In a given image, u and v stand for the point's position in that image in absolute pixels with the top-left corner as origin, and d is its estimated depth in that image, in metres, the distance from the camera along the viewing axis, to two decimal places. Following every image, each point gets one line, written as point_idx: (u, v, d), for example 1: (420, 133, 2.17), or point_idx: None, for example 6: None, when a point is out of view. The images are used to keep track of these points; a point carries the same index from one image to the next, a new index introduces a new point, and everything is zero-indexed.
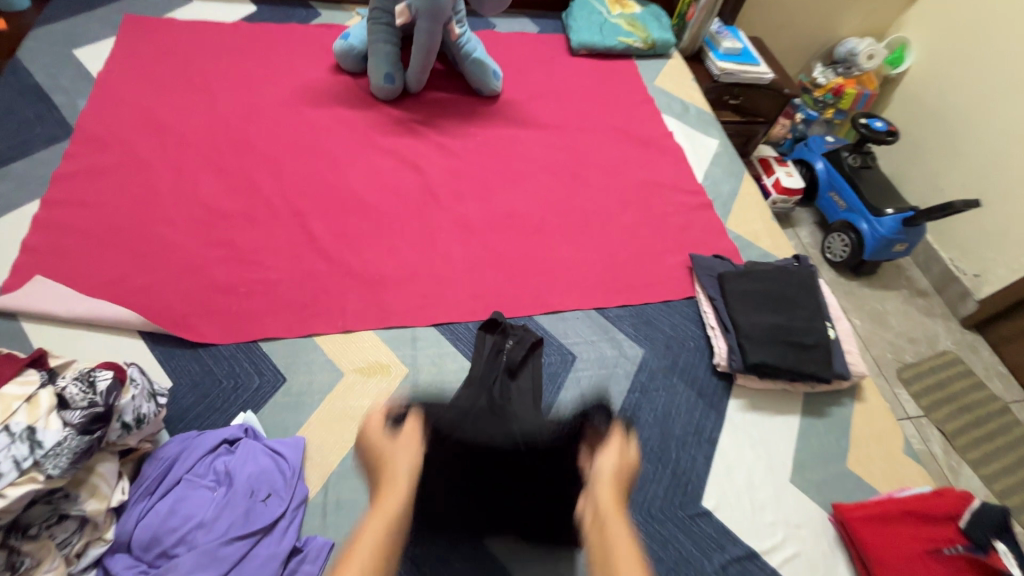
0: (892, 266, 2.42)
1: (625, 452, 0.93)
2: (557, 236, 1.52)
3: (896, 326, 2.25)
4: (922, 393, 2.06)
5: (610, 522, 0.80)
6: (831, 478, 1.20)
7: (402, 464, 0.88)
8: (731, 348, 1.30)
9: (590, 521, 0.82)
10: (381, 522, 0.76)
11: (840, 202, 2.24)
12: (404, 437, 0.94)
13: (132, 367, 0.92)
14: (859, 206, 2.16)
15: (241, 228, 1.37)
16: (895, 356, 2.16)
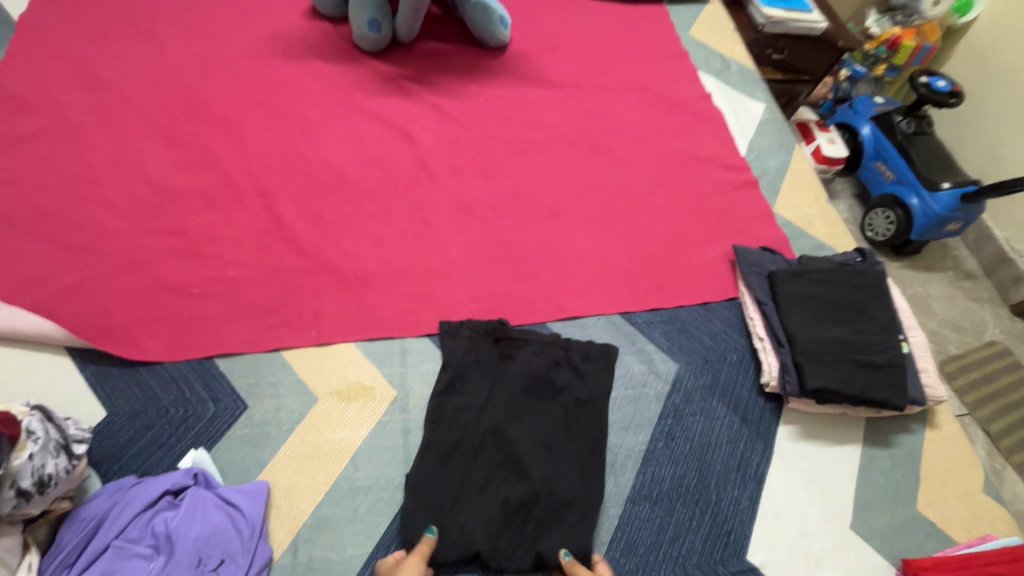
0: (942, 246, 2.16)
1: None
2: (576, 223, 1.27)
3: (941, 313, 2.02)
4: (967, 388, 1.85)
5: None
6: (898, 524, 1.02)
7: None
8: (784, 366, 1.08)
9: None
10: None
11: (887, 173, 1.95)
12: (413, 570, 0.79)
13: (32, 415, 0.71)
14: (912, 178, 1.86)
15: (194, 211, 1.12)
16: (937, 347, 1.95)
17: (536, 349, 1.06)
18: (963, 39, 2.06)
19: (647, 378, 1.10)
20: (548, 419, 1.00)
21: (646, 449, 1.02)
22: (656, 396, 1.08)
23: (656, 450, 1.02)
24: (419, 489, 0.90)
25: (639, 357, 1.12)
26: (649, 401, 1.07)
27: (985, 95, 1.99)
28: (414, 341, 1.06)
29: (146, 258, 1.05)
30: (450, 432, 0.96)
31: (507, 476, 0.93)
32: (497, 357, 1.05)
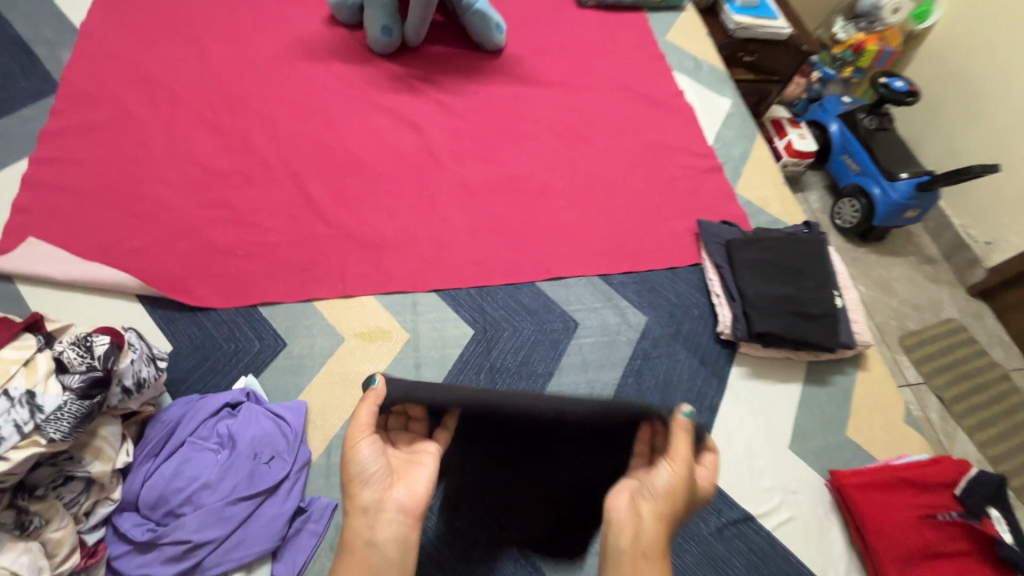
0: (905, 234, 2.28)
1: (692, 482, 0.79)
2: (561, 200, 1.47)
3: (901, 292, 2.13)
4: (924, 360, 1.96)
5: (648, 561, 0.74)
6: (829, 446, 1.21)
7: (369, 501, 0.76)
8: (736, 316, 1.28)
9: (620, 540, 0.76)
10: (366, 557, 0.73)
11: (853, 166, 2.12)
12: (358, 467, 0.77)
13: (129, 332, 0.91)
14: (872, 171, 2.04)
15: (237, 187, 1.32)
16: (897, 324, 2.04)
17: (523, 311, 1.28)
18: (923, 44, 2.25)
19: (621, 327, 1.30)
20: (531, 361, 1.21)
21: (619, 383, 1.22)
22: (628, 341, 1.28)
23: (627, 385, 1.22)
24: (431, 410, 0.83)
25: (615, 311, 1.32)
26: (622, 346, 1.27)
27: (940, 95, 2.20)
28: (423, 295, 1.26)
29: (199, 225, 1.25)
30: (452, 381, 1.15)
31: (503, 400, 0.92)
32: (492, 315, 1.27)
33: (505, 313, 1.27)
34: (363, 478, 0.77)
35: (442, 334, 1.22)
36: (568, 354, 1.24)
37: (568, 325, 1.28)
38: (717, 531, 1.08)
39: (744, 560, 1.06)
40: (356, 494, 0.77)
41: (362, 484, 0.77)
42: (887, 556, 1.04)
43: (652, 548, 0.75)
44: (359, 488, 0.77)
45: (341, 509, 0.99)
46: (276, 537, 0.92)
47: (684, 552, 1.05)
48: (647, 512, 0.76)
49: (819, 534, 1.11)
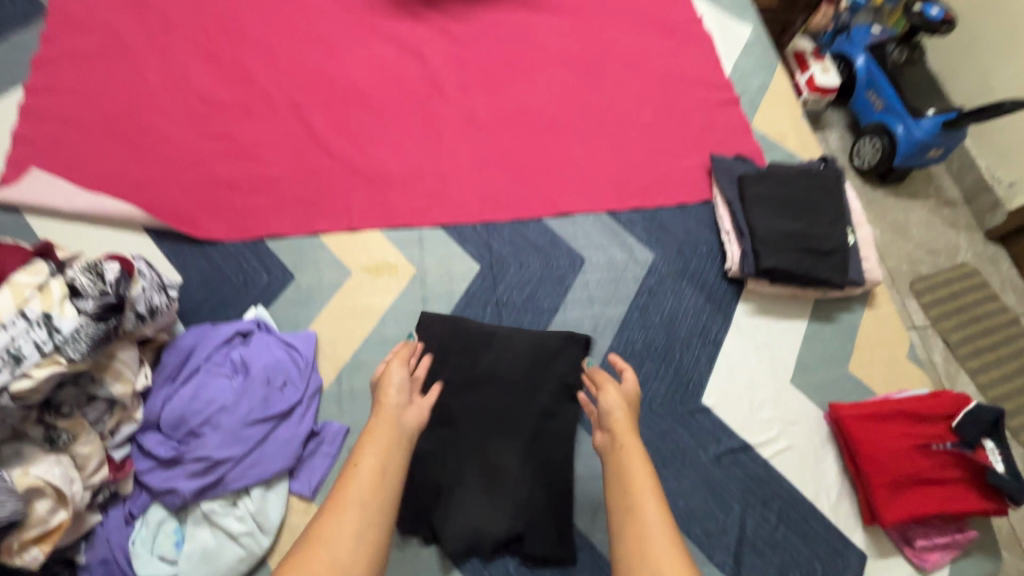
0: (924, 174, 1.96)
1: (625, 391, 0.94)
2: (570, 134, 1.42)
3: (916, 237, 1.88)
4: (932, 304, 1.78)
5: (627, 441, 0.85)
6: (831, 380, 1.23)
7: (398, 398, 0.85)
8: (745, 253, 1.26)
9: (606, 444, 0.87)
10: (385, 444, 0.77)
11: (877, 102, 1.81)
12: (395, 382, 0.87)
13: (139, 261, 0.92)
14: (897, 109, 1.74)
15: (238, 119, 1.29)
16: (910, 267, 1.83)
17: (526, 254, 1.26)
18: None
19: (627, 264, 1.29)
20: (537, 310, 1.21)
21: (624, 318, 1.23)
22: (634, 278, 1.28)
23: (632, 319, 1.23)
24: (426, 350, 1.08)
25: (622, 248, 1.31)
26: (628, 282, 1.27)
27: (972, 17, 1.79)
28: (430, 231, 1.25)
29: (201, 157, 1.23)
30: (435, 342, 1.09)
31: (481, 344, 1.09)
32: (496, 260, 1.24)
33: (511, 249, 1.26)
34: (395, 384, 0.87)
35: (448, 270, 1.22)
36: (573, 289, 1.25)
37: (575, 262, 1.27)
38: (715, 458, 1.12)
39: (740, 484, 1.10)
40: (385, 397, 0.85)
41: (393, 386, 0.86)
42: (879, 482, 1.06)
43: (627, 434, 0.86)
44: (390, 391, 0.85)
45: (352, 434, 1.03)
46: (293, 457, 0.96)
47: (682, 476, 1.10)
48: (616, 412, 0.90)
49: (815, 462, 1.14)
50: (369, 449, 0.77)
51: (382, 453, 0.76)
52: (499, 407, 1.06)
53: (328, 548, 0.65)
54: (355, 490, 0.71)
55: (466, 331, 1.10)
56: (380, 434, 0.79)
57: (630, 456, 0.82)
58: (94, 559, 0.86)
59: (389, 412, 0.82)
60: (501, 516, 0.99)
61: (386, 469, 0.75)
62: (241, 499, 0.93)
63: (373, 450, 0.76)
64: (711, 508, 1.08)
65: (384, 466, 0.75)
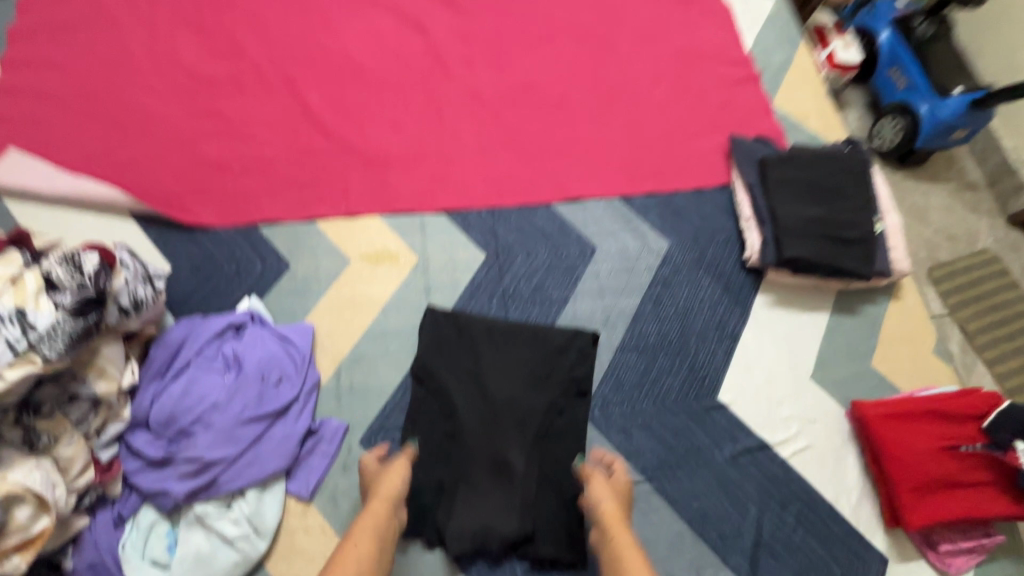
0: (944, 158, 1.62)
1: (613, 482, 0.90)
2: (581, 112, 1.34)
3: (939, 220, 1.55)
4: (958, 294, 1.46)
5: (617, 533, 0.80)
6: (852, 376, 1.17)
7: (398, 489, 0.83)
8: (766, 241, 1.19)
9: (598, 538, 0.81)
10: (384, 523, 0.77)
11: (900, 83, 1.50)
12: (398, 474, 0.85)
13: (121, 250, 0.86)
14: (923, 86, 1.44)
15: (228, 96, 1.21)
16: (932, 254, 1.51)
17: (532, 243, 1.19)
18: None
19: (641, 252, 1.22)
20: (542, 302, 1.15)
21: (636, 309, 1.17)
22: (648, 268, 1.21)
23: (645, 310, 1.17)
24: (424, 348, 1.02)
25: (635, 235, 1.24)
26: (641, 272, 1.21)
27: None
28: (432, 216, 1.19)
29: (188, 137, 1.16)
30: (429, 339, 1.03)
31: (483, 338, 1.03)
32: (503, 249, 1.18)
33: (519, 237, 1.20)
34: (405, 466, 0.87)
35: (452, 258, 1.16)
36: (584, 280, 1.18)
37: (585, 251, 1.21)
38: (731, 458, 1.07)
39: (757, 485, 1.06)
40: (382, 486, 0.83)
41: (398, 475, 0.85)
42: (905, 486, 1.02)
43: (617, 526, 0.81)
44: (390, 481, 0.83)
45: (353, 432, 0.99)
46: (289, 457, 0.92)
47: (697, 477, 1.05)
48: (604, 501, 0.85)
49: (835, 462, 1.09)
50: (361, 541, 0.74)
51: (376, 546, 0.74)
52: (506, 400, 0.99)
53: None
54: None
55: (469, 324, 1.04)
56: (374, 525, 0.76)
57: (623, 552, 0.77)
58: (82, 564, 0.82)
59: (386, 503, 0.80)
60: (509, 513, 0.93)
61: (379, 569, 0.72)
62: (236, 501, 0.89)
63: (370, 534, 0.75)
64: (727, 509, 1.03)
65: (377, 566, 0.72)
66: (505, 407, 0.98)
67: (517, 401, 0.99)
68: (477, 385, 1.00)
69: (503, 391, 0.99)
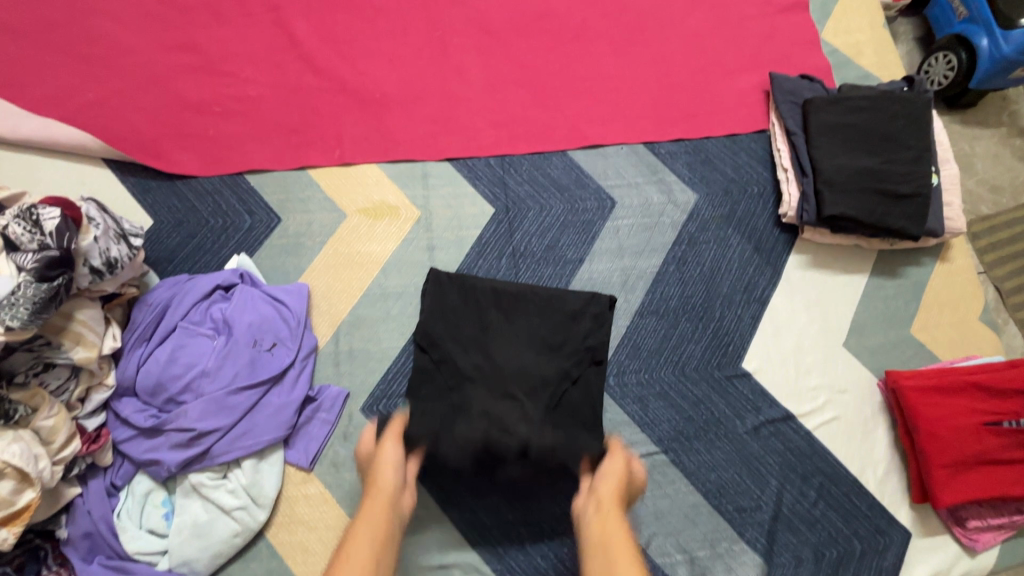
0: (998, 96, 1.31)
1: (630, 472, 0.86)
2: (603, 45, 1.18)
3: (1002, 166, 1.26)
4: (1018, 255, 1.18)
5: (607, 517, 0.76)
6: (889, 344, 1.09)
7: (394, 480, 0.80)
8: (805, 195, 1.07)
9: (587, 510, 0.80)
10: (377, 516, 0.74)
11: (959, 8, 1.22)
12: (392, 464, 0.81)
13: (89, 204, 0.77)
14: (984, 13, 1.16)
15: (204, 25, 1.07)
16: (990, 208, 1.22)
17: (543, 199, 1.08)
18: None
19: (665, 207, 1.11)
20: (555, 264, 1.06)
21: (658, 271, 1.08)
22: (672, 224, 1.11)
23: (667, 272, 1.08)
24: (429, 316, 0.94)
25: (659, 187, 1.12)
26: (665, 229, 1.10)
27: None
28: (434, 164, 1.07)
29: (163, 74, 1.04)
30: (429, 304, 0.95)
31: (493, 304, 0.95)
32: (510, 205, 1.07)
33: (531, 189, 1.09)
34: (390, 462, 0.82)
35: (458, 213, 1.06)
36: (602, 238, 1.08)
37: (603, 205, 1.10)
38: (752, 429, 1.01)
39: (779, 458, 1.00)
40: (378, 477, 0.79)
41: (390, 467, 0.81)
42: (937, 460, 0.95)
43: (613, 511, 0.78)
44: (385, 472, 0.80)
45: (354, 399, 0.93)
46: (286, 427, 0.87)
47: (716, 448, 1.00)
48: (608, 484, 0.82)
49: (863, 435, 1.03)
50: (362, 541, 0.71)
51: (377, 536, 0.71)
52: (515, 370, 0.91)
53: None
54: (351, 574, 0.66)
55: (479, 288, 0.95)
56: (377, 520, 0.74)
57: (614, 543, 0.73)
58: (77, 533, 0.79)
59: (385, 496, 0.78)
60: None
61: (381, 552, 0.71)
62: (233, 471, 0.85)
63: (367, 541, 0.71)
64: (745, 482, 0.98)
65: (379, 561, 0.69)
66: (515, 377, 0.90)
67: (527, 367, 0.92)
68: (484, 354, 0.93)
69: (513, 353, 0.93)
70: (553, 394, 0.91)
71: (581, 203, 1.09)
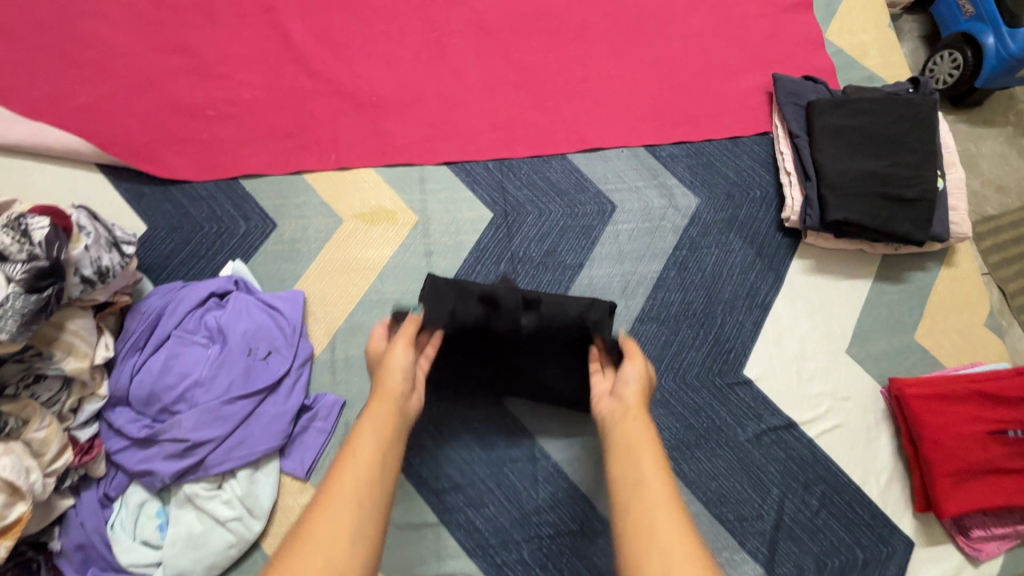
0: (1004, 98, 1.29)
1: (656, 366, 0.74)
2: (603, 45, 1.16)
3: (1008, 169, 1.24)
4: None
5: (636, 421, 0.64)
6: (892, 350, 1.07)
7: (402, 383, 0.67)
8: (808, 200, 1.06)
9: (615, 414, 0.67)
10: (383, 415, 0.62)
11: (965, 5, 1.20)
12: (400, 362, 0.68)
13: (79, 212, 0.76)
14: (991, 11, 1.14)
15: (198, 27, 1.06)
16: (996, 212, 1.20)
17: (541, 203, 1.07)
18: None
19: (666, 212, 1.10)
20: (555, 270, 1.04)
21: (658, 276, 1.06)
22: (673, 229, 1.09)
23: (668, 278, 1.06)
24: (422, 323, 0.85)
25: (660, 191, 1.11)
26: (665, 234, 1.09)
27: None
28: (432, 168, 1.06)
29: (157, 77, 1.02)
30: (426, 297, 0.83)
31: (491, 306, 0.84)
32: (509, 210, 1.06)
33: (530, 193, 1.07)
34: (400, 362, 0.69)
35: (456, 218, 1.04)
36: (601, 243, 1.07)
37: (603, 210, 1.08)
38: (754, 438, 1.00)
39: (781, 467, 0.99)
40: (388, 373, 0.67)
41: (398, 371, 0.67)
42: (941, 469, 0.94)
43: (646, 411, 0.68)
44: (393, 373, 0.67)
45: (350, 407, 0.92)
46: (282, 436, 0.86)
47: (717, 457, 0.99)
48: (631, 390, 0.69)
49: (865, 443, 1.01)
50: (366, 440, 0.58)
51: (384, 433, 0.60)
52: None
53: (324, 536, 0.50)
54: (353, 479, 0.55)
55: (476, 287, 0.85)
56: (383, 422, 0.61)
57: (637, 441, 0.61)
58: (70, 545, 0.79)
59: (389, 399, 0.64)
60: None
61: (389, 444, 0.59)
62: (227, 481, 0.84)
63: (371, 442, 0.58)
64: (747, 491, 0.97)
65: (385, 465, 0.57)
66: None
67: None
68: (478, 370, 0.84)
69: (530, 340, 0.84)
70: (560, 384, 0.92)
71: (581, 208, 1.08)
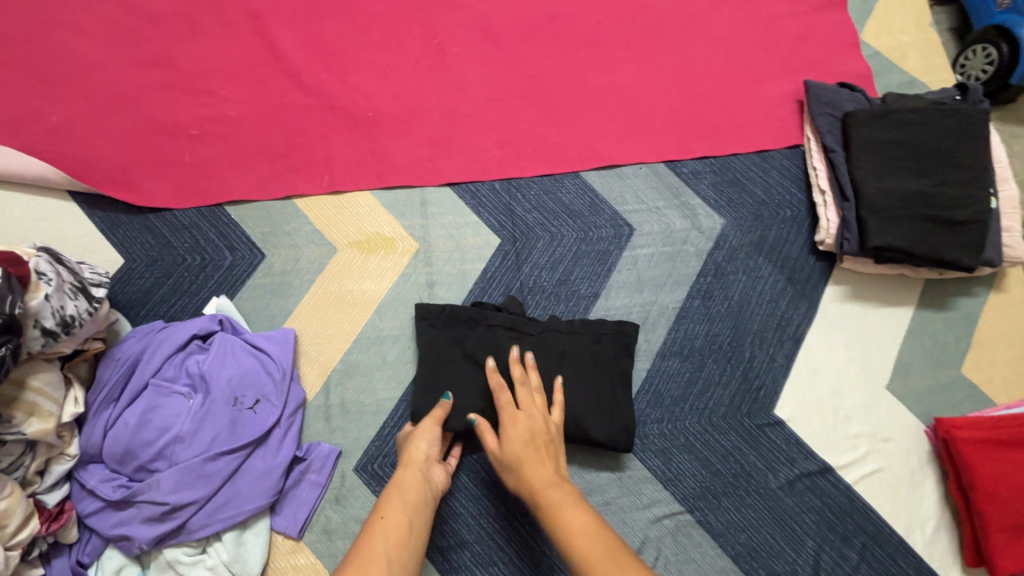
0: None
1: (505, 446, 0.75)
2: (619, 51, 1.06)
3: None
4: None
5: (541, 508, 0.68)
6: (938, 386, 0.98)
7: (427, 453, 0.76)
8: (846, 222, 0.96)
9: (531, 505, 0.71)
10: (410, 481, 0.71)
11: None
12: (427, 438, 0.77)
13: (38, 256, 0.68)
14: None
15: (178, 37, 0.97)
16: None
17: (552, 227, 0.98)
18: None
19: (689, 235, 1.01)
20: (568, 300, 0.96)
21: (681, 306, 0.98)
22: (696, 253, 1.00)
23: (691, 307, 0.98)
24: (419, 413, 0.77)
25: (682, 212, 1.01)
26: (688, 259, 1.00)
27: None
28: (434, 189, 0.97)
29: (134, 94, 0.94)
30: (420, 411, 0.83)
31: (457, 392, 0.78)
32: (518, 236, 0.97)
33: (540, 216, 0.98)
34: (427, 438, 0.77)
35: (460, 244, 0.96)
36: (618, 270, 0.98)
37: (619, 233, 0.99)
38: (786, 484, 0.92)
39: (816, 516, 0.91)
40: (410, 454, 0.75)
41: (424, 441, 0.76)
42: (996, 523, 0.85)
43: (544, 457, 0.74)
44: (418, 446, 0.76)
45: (346, 457, 0.85)
46: (271, 494, 0.78)
47: (746, 506, 0.90)
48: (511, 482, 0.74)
49: (909, 489, 0.93)
50: (396, 505, 0.68)
51: (411, 498, 0.69)
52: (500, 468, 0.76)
53: None
54: (382, 550, 0.61)
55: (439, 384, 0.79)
56: (410, 489, 0.70)
57: (557, 502, 0.68)
58: None
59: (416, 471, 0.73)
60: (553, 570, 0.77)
61: (413, 512, 0.67)
62: (212, 545, 0.77)
63: (399, 505, 0.67)
64: (779, 544, 0.89)
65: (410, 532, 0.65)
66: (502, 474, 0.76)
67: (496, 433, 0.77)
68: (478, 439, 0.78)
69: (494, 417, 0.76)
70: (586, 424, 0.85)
71: (596, 233, 0.99)
